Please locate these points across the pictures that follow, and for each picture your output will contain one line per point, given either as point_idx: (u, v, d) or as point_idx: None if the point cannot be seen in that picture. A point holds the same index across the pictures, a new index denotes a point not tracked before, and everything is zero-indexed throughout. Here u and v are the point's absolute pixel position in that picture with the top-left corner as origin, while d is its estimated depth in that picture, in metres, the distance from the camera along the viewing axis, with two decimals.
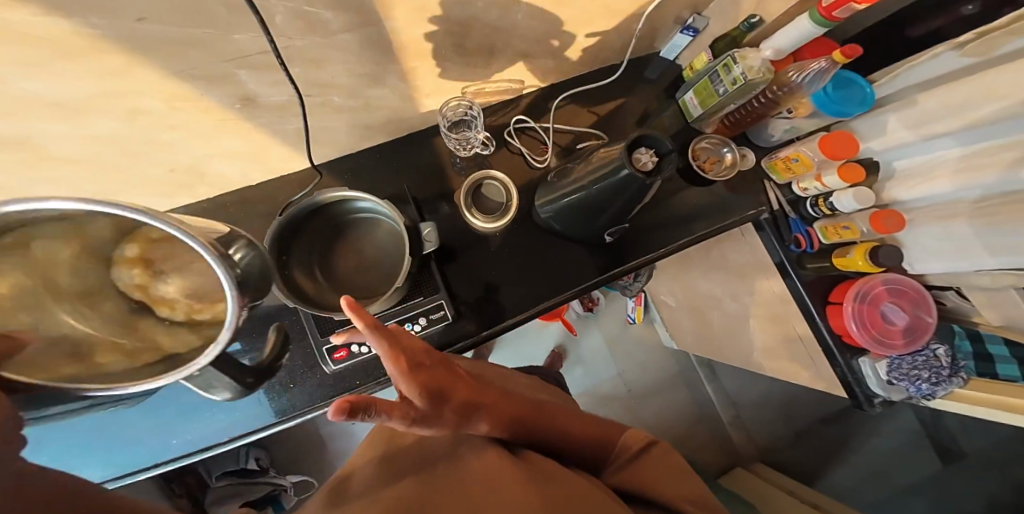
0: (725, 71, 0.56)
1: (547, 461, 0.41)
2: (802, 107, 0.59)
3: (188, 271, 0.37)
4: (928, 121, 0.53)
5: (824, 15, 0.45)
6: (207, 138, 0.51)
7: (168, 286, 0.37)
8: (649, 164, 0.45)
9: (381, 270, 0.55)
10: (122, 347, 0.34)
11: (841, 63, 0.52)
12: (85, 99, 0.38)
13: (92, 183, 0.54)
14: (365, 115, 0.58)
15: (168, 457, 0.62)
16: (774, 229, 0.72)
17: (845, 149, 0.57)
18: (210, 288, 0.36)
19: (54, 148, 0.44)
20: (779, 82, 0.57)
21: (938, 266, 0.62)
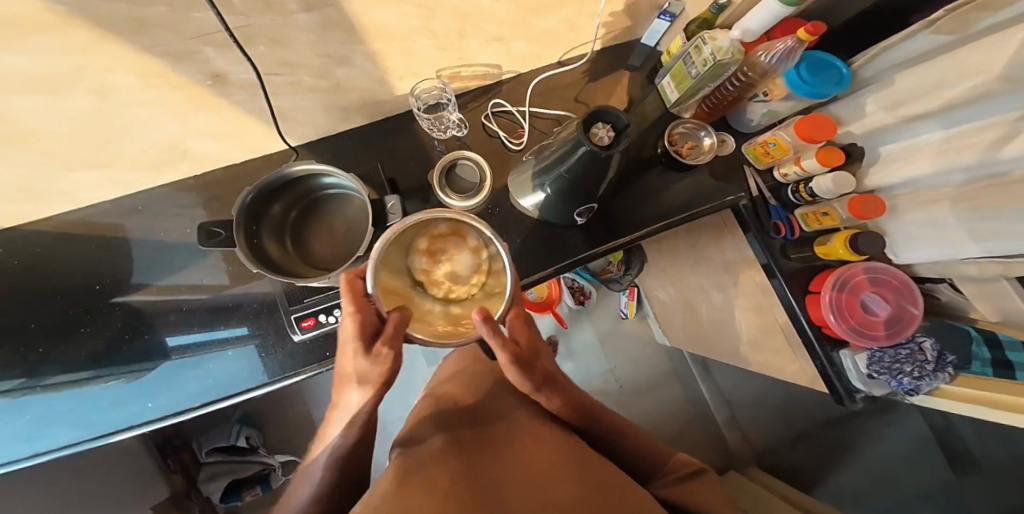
0: (696, 53, 0.56)
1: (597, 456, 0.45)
2: (777, 88, 0.58)
3: (460, 259, 0.39)
4: (904, 103, 0.52)
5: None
6: (182, 113, 0.53)
7: (443, 271, 0.39)
8: (606, 139, 0.45)
9: (351, 247, 0.56)
10: (457, 320, 0.37)
11: (809, 41, 0.51)
12: (60, 74, 0.39)
13: (82, 159, 0.56)
14: (338, 95, 0.60)
15: (142, 421, 0.65)
16: (753, 216, 0.69)
17: (821, 132, 0.56)
18: (467, 272, 0.39)
19: (35, 122, 0.46)
20: (751, 63, 0.57)
21: (924, 254, 0.60)
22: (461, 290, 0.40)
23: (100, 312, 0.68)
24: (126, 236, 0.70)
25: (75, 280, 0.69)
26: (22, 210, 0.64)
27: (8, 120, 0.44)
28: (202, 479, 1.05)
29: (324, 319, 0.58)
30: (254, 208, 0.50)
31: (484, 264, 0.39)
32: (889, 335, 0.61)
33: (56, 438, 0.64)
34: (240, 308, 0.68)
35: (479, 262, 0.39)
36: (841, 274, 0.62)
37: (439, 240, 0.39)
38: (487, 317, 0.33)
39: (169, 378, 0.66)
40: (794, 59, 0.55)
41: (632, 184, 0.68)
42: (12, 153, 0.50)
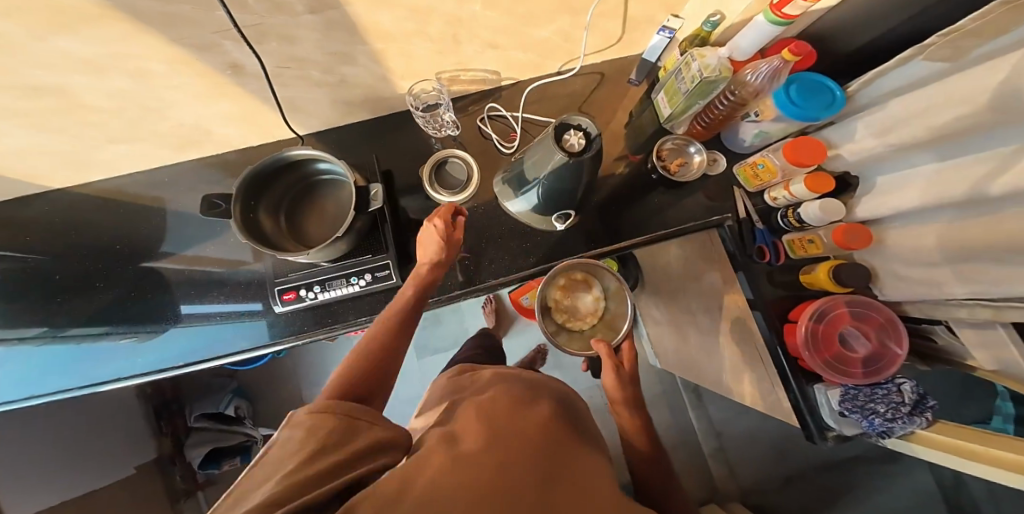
0: (686, 69, 0.57)
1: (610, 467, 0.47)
2: (767, 109, 0.58)
3: (585, 293, 0.68)
4: (896, 129, 0.50)
5: (777, 14, 0.47)
6: (202, 102, 0.58)
7: (575, 298, 0.68)
8: (577, 145, 0.46)
9: (338, 227, 0.58)
10: (577, 332, 0.67)
11: (794, 61, 0.52)
12: (94, 60, 0.44)
13: (114, 136, 0.61)
14: (343, 91, 0.63)
15: (130, 375, 0.69)
16: (739, 239, 0.68)
17: (809, 156, 0.55)
18: (585, 307, 0.68)
19: (70, 99, 0.51)
20: (739, 82, 0.58)
21: (909, 292, 0.58)
22: (576, 321, 0.67)
23: (112, 273, 0.73)
24: (146, 208, 0.75)
25: (96, 244, 0.74)
26: (59, 175, 0.70)
27: (48, 95, 0.49)
28: (189, 444, 1.07)
29: (304, 294, 0.61)
30: (252, 185, 0.52)
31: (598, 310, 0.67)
32: (866, 374, 0.60)
33: (54, 382, 0.69)
34: (236, 281, 0.71)
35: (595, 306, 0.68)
36: (821, 305, 0.61)
37: (574, 286, 0.68)
38: (603, 344, 0.58)
39: (159, 339, 0.70)
40: (780, 79, 0.56)
41: (625, 195, 0.70)
42: (50, 126, 0.56)
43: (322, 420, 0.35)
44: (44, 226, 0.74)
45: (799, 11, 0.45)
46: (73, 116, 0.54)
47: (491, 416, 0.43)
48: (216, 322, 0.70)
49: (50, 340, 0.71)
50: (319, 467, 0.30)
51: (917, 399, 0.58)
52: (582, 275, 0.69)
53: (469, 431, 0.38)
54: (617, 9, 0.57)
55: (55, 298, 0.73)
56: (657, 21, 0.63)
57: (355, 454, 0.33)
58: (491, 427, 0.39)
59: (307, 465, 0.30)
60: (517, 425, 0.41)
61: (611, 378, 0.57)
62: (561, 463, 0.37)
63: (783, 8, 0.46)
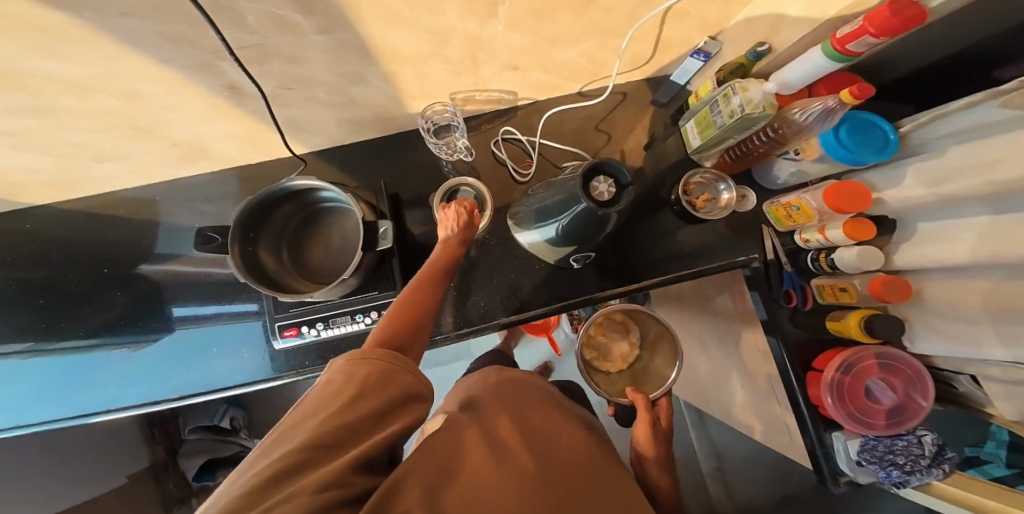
0: (724, 102, 0.52)
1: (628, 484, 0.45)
2: (810, 149, 0.54)
3: (620, 336, 0.70)
4: (948, 180, 0.44)
5: (839, 48, 0.41)
6: (198, 122, 0.54)
7: (609, 340, 0.69)
8: (606, 194, 0.43)
9: (344, 260, 0.55)
10: (607, 374, 0.68)
11: (852, 105, 0.46)
12: (78, 80, 0.40)
13: (101, 155, 0.58)
14: (351, 111, 0.59)
15: (121, 406, 0.66)
16: (765, 282, 0.65)
17: (852, 203, 0.51)
18: (618, 351, 0.69)
19: (55, 120, 0.47)
20: (784, 119, 0.52)
21: (942, 348, 0.53)
22: (606, 364, 0.68)
23: (101, 295, 0.70)
24: (137, 226, 0.71)
25: (85, 264, 0.71)
26: (45, 192, 0.66)
27: (31, 116, 0.46)
28: (183, 453, 1.06)
29: (305, 332, 0.58)
30: (251, 217, 0.49)
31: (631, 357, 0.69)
32: (888, 426, 0.57)
33: (42, 413, 0.67)
34: (231, 307, 0.68)
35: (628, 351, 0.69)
36: (849, 356, 0.58)
37: (614, 328, 0.70)
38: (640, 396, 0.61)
39: (149, 368, 0.67)
40: (832, 121, 0.49)
41: (644, 228, 0.67)
42: (35, 146, 0.52)
43: (370, 363, 0.37)
44: (31, 242, 0.71)
45: (864, 48, 0.39)
46: (58, 135, 0.50)
47: (530, 447, 0.43)
48: (209, 352, 0.67)
49: (36, 367, 0.68)
50: (359, 412, 0.33)
51: (936, 450, 0.56)
52: (622, 319, 0.70)
53: (502, 458, 0.39)
54: (652, 31, 0.53)
55: (41, 323, 0.69)
56: (692, 43, 0.59)
57: (395, 408, 0.35)
58: (527, 462, 0.39)
59: (350, 406, 0.33)
60: (551, 463, 0.41)
61: (643, 432, 0.59)
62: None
63: (846, 43, 0.40)
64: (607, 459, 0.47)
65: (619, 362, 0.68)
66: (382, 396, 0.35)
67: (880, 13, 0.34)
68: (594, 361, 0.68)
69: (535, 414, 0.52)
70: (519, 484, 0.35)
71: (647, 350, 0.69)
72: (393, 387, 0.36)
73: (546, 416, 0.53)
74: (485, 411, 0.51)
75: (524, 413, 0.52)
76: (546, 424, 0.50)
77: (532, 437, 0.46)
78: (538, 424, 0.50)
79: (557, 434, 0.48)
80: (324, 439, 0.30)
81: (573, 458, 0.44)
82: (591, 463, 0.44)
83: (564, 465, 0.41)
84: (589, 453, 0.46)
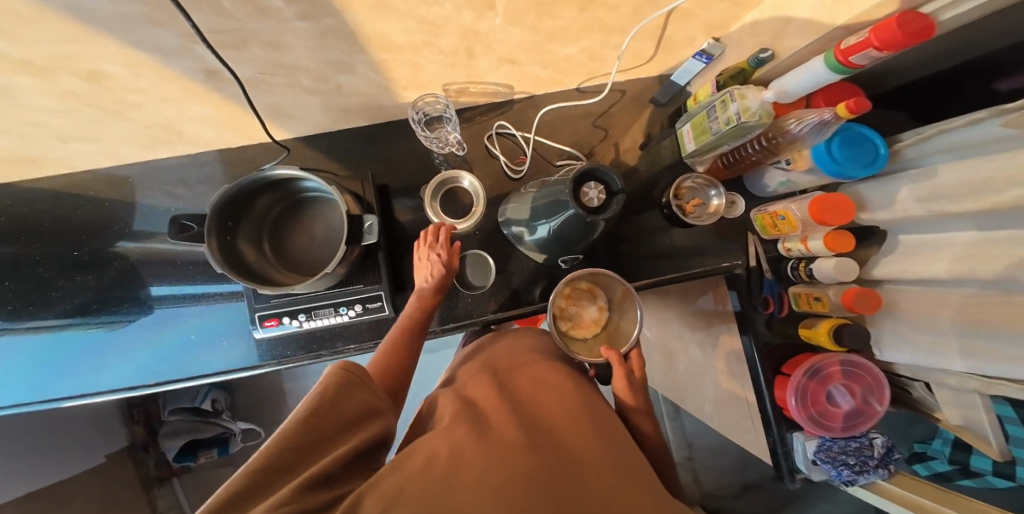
0: (721, 108, 0.45)
1: (618, 436, 0.42)
2: (801, 159, 0.47)
3: (587, 300, 0.59)
4: (941, 197, 0.43)
5: (840, 60, 0.35)
6: (176, 105, 0.52)
7: (576, 307, 0.59)
8: (596, 200, 0.45)
9: (327, 251, 0.55)
10: (585, 342, 0.58)
11: (849, 119, 0.39)
12: (45, 58, 0.39)
13: (68, 134, 0.55)
14: (339, 98, 0.58)
15: (93, 392, 0.65)
16: (746, 286, 0.67)
17: (836, 215, 0.50)
18: (589, 315, 0.59)
19: (23, 98, 0.45)
20: (778, 129, 0.45)
21: (907, 357, 0.55)
22: (580, 331, 0.58)
23: (72, 278, 0.69)
24: (113, 207, 0.70)
25: (56, 246, 0.69)
26: (10, 171, 0.64)
27: None
28: (164, 435, 1.08)
29: (287, 322, 0.58)
30: (230, 207, 0.48)
31: (603, 320, 0.59)
32: (844, 428, 0.61)
33: (12, 396, 0.66)
34: (211, 292, 0.67)
35: (600, 317, 0.59)
36: (816, 362, 0.61)
37: (581, 294, 0.59)
38: (613, 351, 0.54)
39: (126, 353, 0.66)
40: (827, 133, 0.43)
41: (631, 230, 0.68)
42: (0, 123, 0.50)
43: (330, 384, 0.39)
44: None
45: (869, 62, 0.34)
46: (25, 112, 0.48)
47: (516, 418, 0.41)
48: (188, 339, 0.66)
49: (3, 350, 0.66)
50: (315, 427, 0.35)
51: (885, 451, 0.63)
52: (587, 284, 0.60)
53: (477, 434, 0.37)
54: (654, 32, 0.51)
55: (11, 304, 0.68)
56: (695, 44, 0.56)
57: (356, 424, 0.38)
58: (502, 437, 0.37)
59: (307, 420, 0.36)
60: (534, 434, 0.39)
61: (621, 385, 0.53)
62: (572, 476, 0.34)
63: (850, 56, 0.34)
64: (596, 412, 0.45)
65: (594, 327, 0.59)
66: (343, 410, 0.38)
67: (885, 25, 0.29)
68: (566, 332, 0.57)
69: (524, 375, 0.51)
70: (487, 461, 0.33)
71: (616, 308, 0.60)
72: (350, 400, 0.39)
73: (536, 375, 0.50)
74: (476, 383, 0.50)
75: (513, 379, 0.50)
76: (535, 385, 0.48)
77: (519, 405, 0.44)
78: (527, 388, 0.48)
79: (544, 395, 0.46)
80: (277, 459, 0.32)
81: (561, 423, 0.41)
82: (576, 425, 0.41)
83: (545, 432, 0.39)
84: (579, 410, 0.44)
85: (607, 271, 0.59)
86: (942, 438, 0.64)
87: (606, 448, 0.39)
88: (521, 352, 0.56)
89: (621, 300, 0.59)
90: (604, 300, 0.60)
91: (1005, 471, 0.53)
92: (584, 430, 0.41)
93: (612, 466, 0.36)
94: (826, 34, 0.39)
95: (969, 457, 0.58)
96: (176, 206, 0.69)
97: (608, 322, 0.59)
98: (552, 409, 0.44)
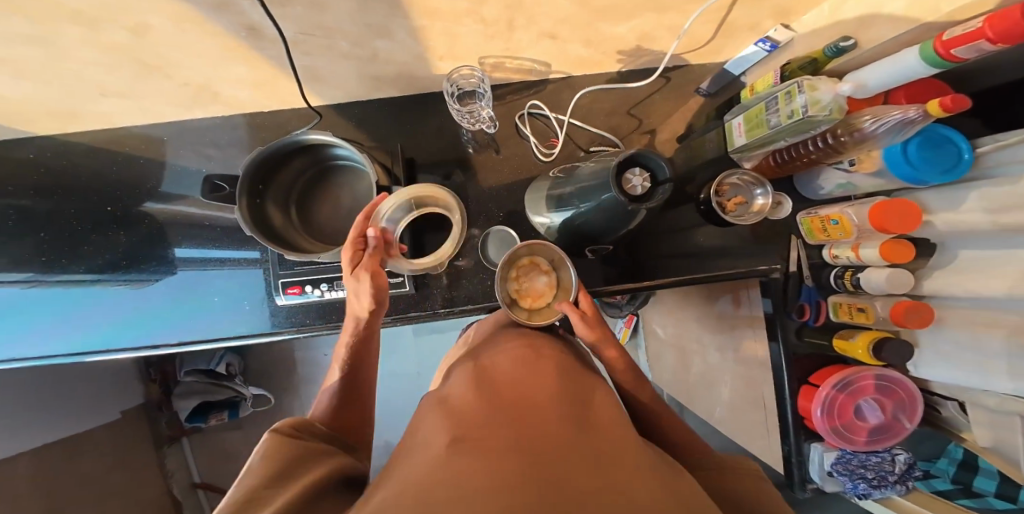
0: (784, 100, 0.42)
1: (608, 413, 0.37)
2: (868, 161, 0.45)
3: (531, 271, 0.58)
4: (1012, 209, 0.39)
5: (938, 53, 0.31)
6: (216, 62, 0.50)
7: (525, 283, 0.57)
8: (640, 188, 0.42)
9: (353, 220, 0.54)
10: (544, 306, 0.57)
11: (940, 117, 0.35)
12: (90, 9, 0.36)
13: (104, 88, 0.54)
14: (373, 65, 0.56)
15: (118, 348, 0.66)
16: (782, 293, 0.64)
17: (898, 223, 0.47)
18: (538, 282, 0.58)
19: (71, 50, 0.44)
20: (849, 126, 0.42)
21: (949, 376, 0.52)
22: (539, 303, 0.57)
23: (104, 234, 0.69)
24: (144, 166, 0.69)
25: (87, 202, 0.69)
26: (46, 124, 0.63)
27: (42, 44, 0.42)
28: (178, 395, 1.10)
29: (310, 291, 0.58)
30: (261, 169, 0.47)
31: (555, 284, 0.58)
32: (866, 442, 0.60)
33: (35, 348, 0.66)
34: (235, 257, 0.67)
35: (551, 280, 0.57)
36: (847, 375, 0.59)
37: (524, 269, 0.57)
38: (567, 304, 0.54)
39: (150, 312, 0.67)
40: (909, 131, 0.39)
41: (662, 225, 0.66)
42: (39, 74, 0.48)
43: (283, 444, 0.35)
44: (33, 174, 0.68)
45: (974, 56, 0.30)
46: (66, 64, 0.46)
47: (484, 397, 0.37)
48: (210, 303, 0.66)
49: (34, 301, 0.67)
50: (274, 473, 0.32)
51: (905, 468, 0.62)
52: (526, 258, 0.58)
53: (446, 427, 0.32)
54: (717, 15, 0.48)
55: (43, 257, 0.68)
56: (759, 29, 0.52)
57: (316, 466, 0.34)
58: (467, 420, 0.33)
59: (260, 474, 0.31)
60: (518, 416, 0.33)
61: (583, 329, 0.53)
62: (539, 440, 0.29)
63: (951, 49, 0.30)
64: (580, 392, 0.39)
65: (550, 290, 0.57)
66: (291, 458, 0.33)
67: (1004, 15, 0.25)
68: (527, 312, 0.56)
69: (504, 358, 0.45)
70: (447, 448, 0.29)
71: (557, 264, 0.58)
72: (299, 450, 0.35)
73: (515, 355, 0.45)
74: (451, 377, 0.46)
75: (491, 363, 0.45)
76: (511, 362, 0.44)
77: (489, 384, 0.40)
78: (504, 367, 0.43)
79: (518, 371, 0.42)
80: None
81: (531, 393, 0.37)
82: (559, 402, 0.36)
83: (520, 406, 0.35)
84: (562, 389, 0.38)
85: (532, 242, 0.57)
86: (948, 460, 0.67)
87: (596, 426, 0.33)
88: (488, 342, 0.52)
89: (557, 257, 0.58)
90: (547, 263, 0.58)
91: (1010, 494, 0.58)
92: (569, 407, 0.35)
93: (612, 447, 0.30)
94: (910, 32, 0.36)
95: (975, 477, 0.62)
96: (208, 168, 0.69)
97: (561, 280, 0.57)
98: (531, 389, 0.38)
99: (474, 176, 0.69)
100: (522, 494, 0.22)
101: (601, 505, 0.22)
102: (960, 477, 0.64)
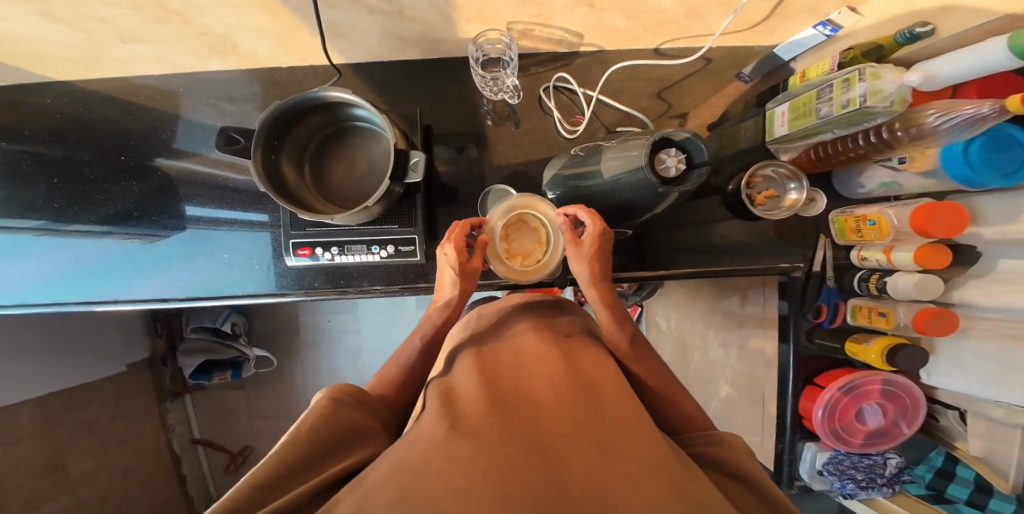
0: (841, 88, 0.39)
1: (625, 405, 0.34)
2: (922, 158, 0.43)
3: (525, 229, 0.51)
4: None
5: None
6: (238, 11, 0.47)
7: (518, 240, 0.51)
8: (673, 170, 0.39)
9: (367, 185, 0.52)
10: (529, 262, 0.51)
11: (1016, 115, 0.33)
12: None
13: (125, 33, 0.51)
14: (399, 23, 0.52)
15: (128, 298, 0.66)
16: (800, 291, 0.63)
17: (936, 229, 0.45)
18: (530, 240, 0.51)
19: None
20: (909, 120, 0.40)
21: (963, 386, 0.52)
22: (528, 259, 0.51)
23: (118, 183, 0.67)
24: (156, 116, 0.67)
25: (100, 151, 0.67)
26: (62, 69, 0.61)
27: None
28: (182, 351, 1.10)
29: (319, 255, 0.57)
30: (275, 125, 0.45)
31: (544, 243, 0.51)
32: (862, 444, 0.60)
33: (41, 295, 0.66)
34: (244, 216, 0.65)
35: (541, 237, 0.51)
36: (854, 378, 0.58)
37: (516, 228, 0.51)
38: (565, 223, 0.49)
39: (160, 264, 0.66)
40: (975, 130, 0.37)
41: (684, 215, 0.64)
42: (50, 14, 0.45)
43: (335, 410, 0.35)
44: (49, 118, 0.67)
45: None
46: (81, 5, 0.44)
47: (488, 390, 0.35)
48: (220, 260, 0.65)
49: (41, 247, 0.66)
50: (319, 440, 0.32)
51: (896, 472, 0.61)
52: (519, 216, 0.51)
53: (456, 416, 0.31)
54: None
55: (56, 203, 0.67)
56: (819, 11, 0.48)
57: (359, 446, 0.34)
58: (478, 413, 0.31)
59: (300, 441, 0.31)
60: (529, 413, 0.31)
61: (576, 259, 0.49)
62: (537, 436, 0.28)
63: None
64: (596, 387, 0.36)
65: (540, 248, 0.51)
66: (328, 434, 0.33)
67: None
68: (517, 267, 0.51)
69: (522, 349, 0.43)
70: (445, 437, 0.28)
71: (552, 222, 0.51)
72: (342, 424, 0.35)
73: (526, 346, 0.43)
74: (456, 364, 0.44)
75: (505, 353, 0.43)
76: (516, 353, 0.42)
77: (495, 376, 0.38)
78: (518, 360, 0.41)
79: (527, 364, 0.40)
80: (257, 488, 0.27)
81: (544, 391, 0.34)
82: (572, 400, 0.33)
83: (531, 405, 0.33)
84: (572, 385, 0.35)
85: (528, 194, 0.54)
86: (926, 466, 0.64)
87: (604, 423, 0.30)
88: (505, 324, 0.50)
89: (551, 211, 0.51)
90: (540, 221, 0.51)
91: (980, 502, 0.55)
92: (579, 405, 0.32)
93: (623, 449, 0.27)
94: (1000, 19, 0.33)
95: (949, 484, 0.59)
96: (222, 122, 0.66)
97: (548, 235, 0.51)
98: (544, 383, 0.36)
99: (489, 150, 0.66)
100: (517, 489, 0.21)
101: (595, 503, 0.21)
102: (935, 484, 0.61)
